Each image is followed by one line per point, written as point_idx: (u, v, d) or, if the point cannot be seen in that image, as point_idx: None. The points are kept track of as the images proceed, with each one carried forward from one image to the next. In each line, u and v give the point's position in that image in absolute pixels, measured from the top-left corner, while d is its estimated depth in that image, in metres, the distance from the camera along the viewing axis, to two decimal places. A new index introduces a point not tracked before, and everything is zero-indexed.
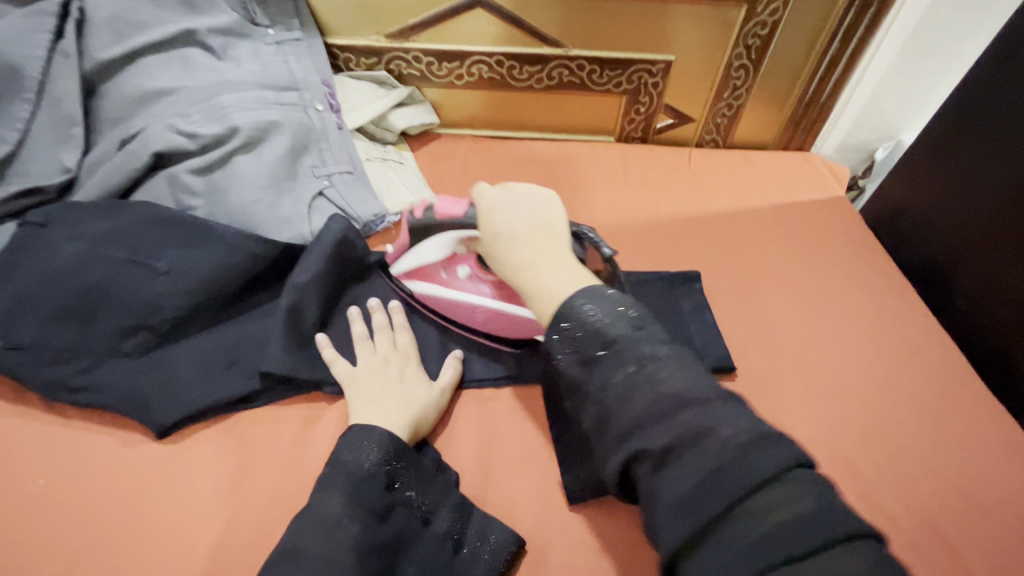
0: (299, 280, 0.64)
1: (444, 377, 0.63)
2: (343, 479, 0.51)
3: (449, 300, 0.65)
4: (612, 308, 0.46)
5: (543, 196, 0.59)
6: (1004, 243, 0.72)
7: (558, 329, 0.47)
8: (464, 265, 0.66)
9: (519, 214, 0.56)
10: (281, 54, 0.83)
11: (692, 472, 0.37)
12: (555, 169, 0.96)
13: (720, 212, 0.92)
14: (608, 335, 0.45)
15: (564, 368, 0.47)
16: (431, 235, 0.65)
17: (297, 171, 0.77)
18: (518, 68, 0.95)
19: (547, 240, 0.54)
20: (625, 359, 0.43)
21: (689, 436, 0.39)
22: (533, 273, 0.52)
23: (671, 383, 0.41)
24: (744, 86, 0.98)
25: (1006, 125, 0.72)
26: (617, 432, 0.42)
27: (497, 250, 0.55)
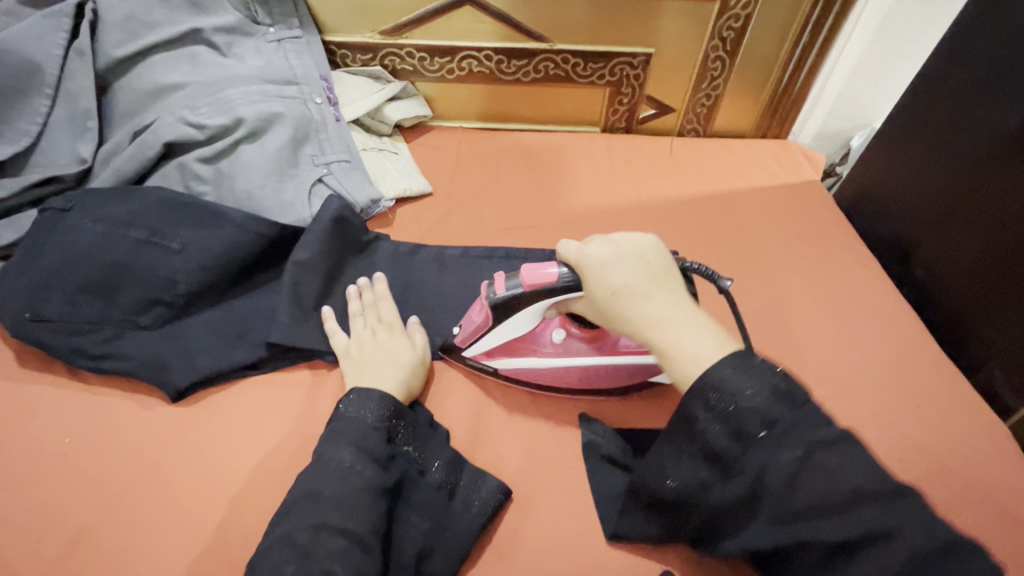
0: (301, 257, 0.70)
1: (422, 341, 0.67)
2: (348, 431, 0.56)
3: (559, 368, 0.65)
4: (771, 384, 0.45)
5: (649, 244, 0.57)
6: (962, 216, 0.76)
7: (706, 401, 0.46)
8: (554, 329, 0.66)
9: (633, 266, 0.54)
10: (282, 50, 0.88)
11: (877, 573, 0.41)
12: (544, 157, 1.01)
13: (700, 196, 0.97)
14: (769, 416, 0.44)
15: (714, 443, 0.46)
16: (522, 311, 0.61)
17: (298, 159, 0.82)
18: (506, 62, 1.00)
19: (671, 295, 0.52)
20: (790, 443, 0.43)
21: (871, 536, 0.41)
22: (668, 333, 0.50)
23: (840, 472, 0.43)
24: (721, 77, 1.03)
25: (962, 105, 0.77)
26: (781, 512, 0.44)
27: (618, 308, 0.53)
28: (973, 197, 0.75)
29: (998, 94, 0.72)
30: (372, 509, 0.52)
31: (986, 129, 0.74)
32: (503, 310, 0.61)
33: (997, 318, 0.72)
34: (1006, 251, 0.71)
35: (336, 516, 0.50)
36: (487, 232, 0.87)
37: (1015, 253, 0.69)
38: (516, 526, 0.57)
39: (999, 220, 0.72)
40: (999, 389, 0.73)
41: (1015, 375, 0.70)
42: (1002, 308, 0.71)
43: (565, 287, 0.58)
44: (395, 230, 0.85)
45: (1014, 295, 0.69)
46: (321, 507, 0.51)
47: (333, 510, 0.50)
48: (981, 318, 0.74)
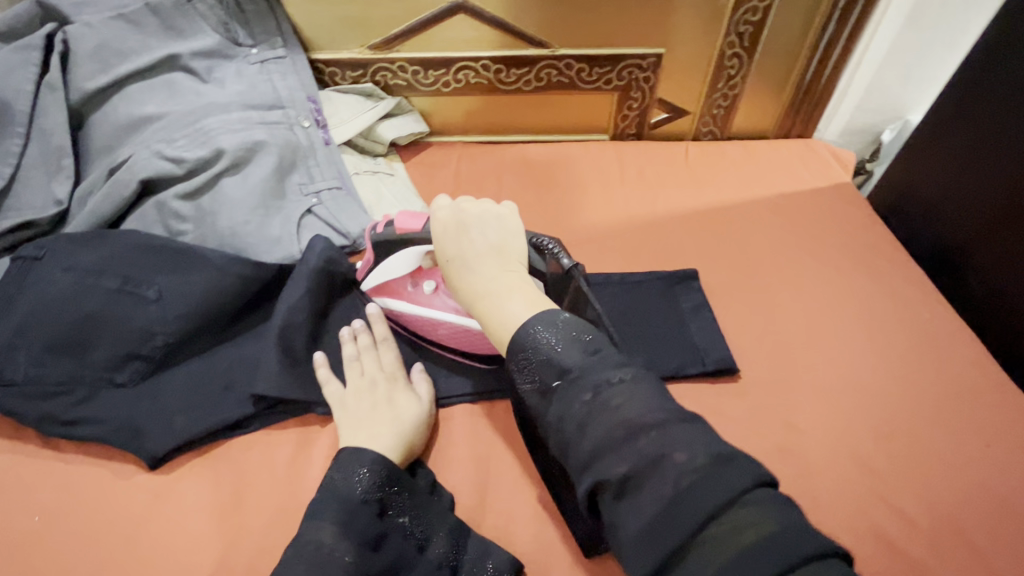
0: (289, 302, 0.64)
1: (424, 390, 0.62)
2: (334, 507, 0.50)
3: (418, 318, 0.64)
4: (566, 337, 0.48)
5: (497, 215, 0.58)
6: (1023, 225, 0.68)
7: (517, 361, 0.49)
8: (429, 280, 0.64)
9: (472, 236, 0.56)
10: (265, 72, 0.83)
11: (658, 499, 0.38)
12: (549, 171, 0.94)
13: (720, 206, 0.89)
14: (560, 365, 0.47)
15: (529, 400, 0.49)
16: (392, 251, 0.64)
17: (285, 190, 0.77)
18: (505, 71, 0.93)
19: (503, 264, 0.55)
20: (580, 387, 0.45)
21: (646, 465, 0.39)
22: (489, 302, 0.52)
23: (622, 406, 0.42)
24: (738, 75, 0.95)
25: (1018, 101, 0.68)
26: (580, 459, 0.43)
27: (451, 276, 0.56)
28: None
29: None
30: None
31: None
32: (382, 248, 0.64)
33: None
34: None
35: None
36: None
37: None
38: None
39: None
40: None
41: None
42: None
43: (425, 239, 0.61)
44: None
45: None
46: None
47: None
48: None
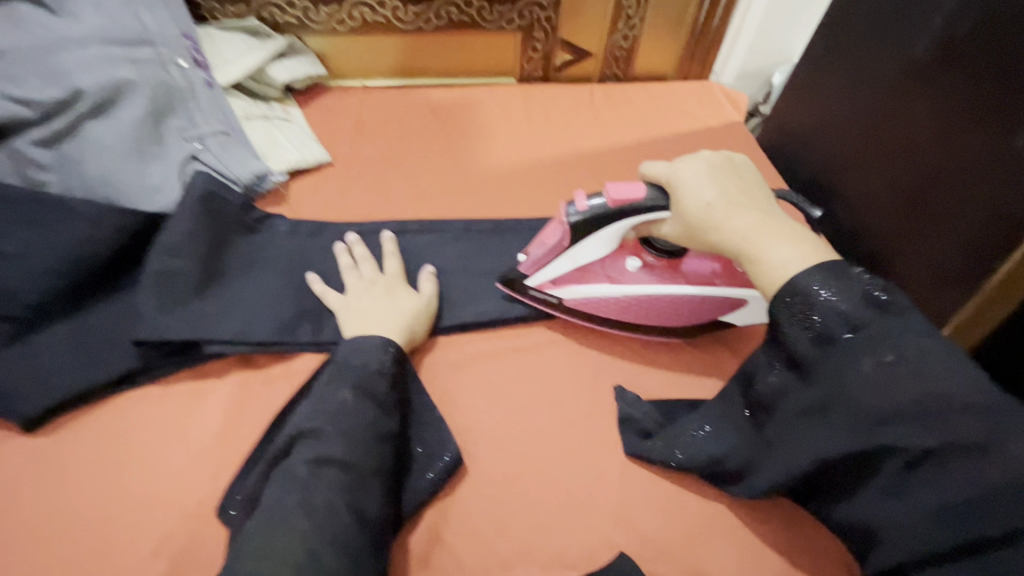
0: (170, 244, 0.61)
1: (426, 285, 0.65)
2: (352, 376, 0.54)
3: (626, 296, 0.63)
4: (860, 290, 0.43)
5: (727, 168, 0.57)
6: (876, 151, 0.74)
7: (790, 304, 0.45)
8: (627, 258, 0.64)
9: (714, 185, 0.55)
10: (128, 3, 0.74)
11: (955, 486, 0.38)
12: (455, 115, 0.93)
13: (623, 146, 0.92)
14: (848, 312, 0.43)
15: (794, 346, 0.45)
16: (596, 232, 0.60)
17: (162, 135, 0.71)
18: (403, 9, 0.90)
19: (760, 211, 0.52)
20: (875, 347, 0.41)
21: (960, 446, 0.38)
22: (759, 245, 0.49)
23: (929, 376, 0.40)
24: (637, 16, 0.97)
25: (870, 34, 0.74)
26: (861, 417, 0.42)
27: (711, 221, 0.53)
28: (887, 129, 0.73)
29: (905, 18, 0.69)
30: (373, 448, 0.50)
31: (890, 57, 0.72)
32: (579, 229, 0.59)
33: (914, 251, 0.71)
34: (921, 182, 0.69)
35: (341, 448, 0.49)
36: (397, 202, 0.79)
37: (931, 182, 0.68)
38: (438, 522, 0.54)
39: (912, 151, 0.70)
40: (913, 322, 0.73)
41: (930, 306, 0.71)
42: (919, 240, 0.70)
43: (643, 208, 0.57)
44: (290, 206, 0.76)
45: (934, 226, 0.68)
46: (326, 441, 0.49)
47: (338, 442, 0.49)
48: (899, 253, 0.73)
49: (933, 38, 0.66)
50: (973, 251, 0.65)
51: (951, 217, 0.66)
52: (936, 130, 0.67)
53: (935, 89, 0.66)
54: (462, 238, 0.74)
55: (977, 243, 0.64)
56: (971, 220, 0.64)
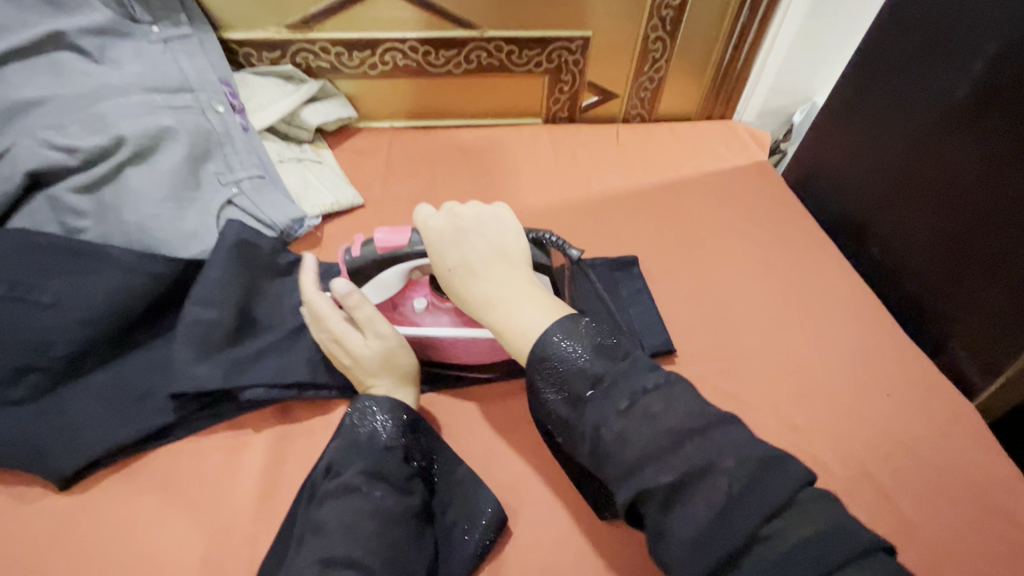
0: (205, 293, 0.60)
1: (359, 313, 0.56)
2: (361, 457, 0.51)
3: (403, 335, 0.62)
4: (593, 341, 0.46)
5: (492, 215, 0.55)
6: (917, 194, 0.73)
7: (546, 373, 0.46)
8: (418, 298, 0.62)
9: (472, 239, 0.52)
10: (168, 52, 0.76)
11: (700, 513, 0.37)
12: (483, 156, 0.93)
13: (651, 186, 0.92)
14: (590, 373, 0.45)
15: (556, 411, 0.46)
16: (371, 278, 0.59)
17: (200, 180, 0.71)
18: (434, 54, 0.90)
19: (506, 266, 0.51)
20: (614, 395, 0.43)
21: (698, 472, 0.38)
22: (499, 311, 0.49)
23: (660, 414, 0.41)
24: (663, 59, 0.97)
25: (906, 79, 0.74)
26: (621, 469, 0.41)
27: (454, 284, 0.52)
28: (926, 171, 0.72)
29: (941, 65, 0.69)
30: (387, 537, 0.47)
31: (931, 101, 0.71)
32: (358, 274, 0.59)
33: (960, 297, 0.69)
34: (964, 226, 0.67)
35: (343, 546, 0.45)
36: None
37: (976, 226, 0.66)
38: None
39: (953, 195, 0.68)
40: (962, 367, 0.70)
41: (978, 353, 0.68)
42: (965, 285, 0.68)
43: (414, 255, 0.56)
44: (323, 250, 0.75)
45: (981, 270, 0.66)
46: (328, 539, 0.46)
47: (340, 540, 0.46)
48: (943, 298, 0.71)
49: (971, 84, 0.66)
50: None
51: (999, 262, 0.64)
52: (979, 174, 0.65)
53: (982, 133, 0.65)
54: None
55: None
56: (1018, 266, 0.62)
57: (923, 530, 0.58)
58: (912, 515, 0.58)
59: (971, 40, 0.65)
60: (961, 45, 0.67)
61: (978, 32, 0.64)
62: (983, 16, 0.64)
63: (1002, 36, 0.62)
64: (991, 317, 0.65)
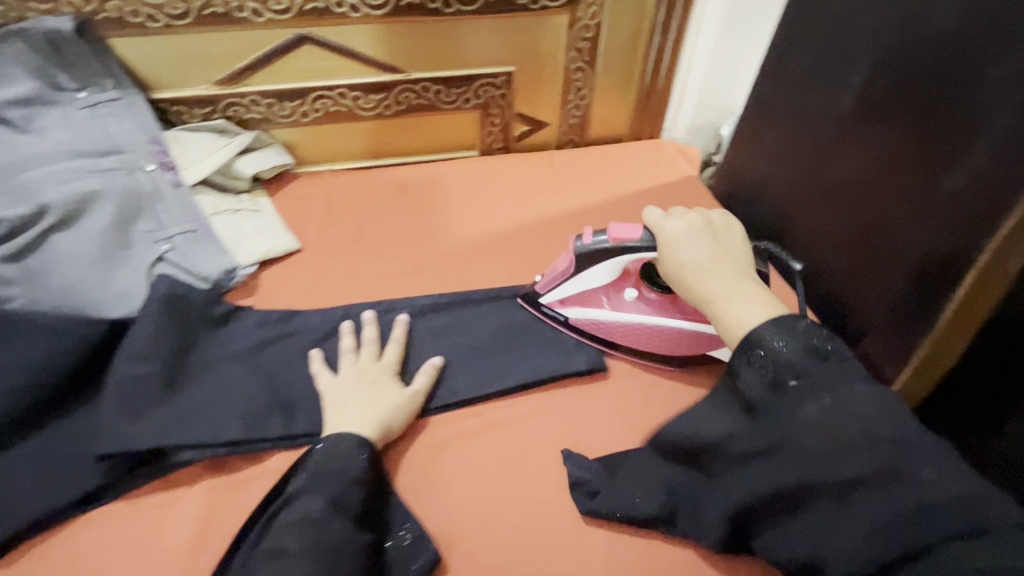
0: (133, 349, 0.60)
1: (418, 383, 0.66)
2: (330, 486, 0.53)
3: (617, 322, 0.71)
4: (806, 341, 0.47)
5: (722, 224, 0.63)
6: (821, 197, 0.76)
7: (754, 354, 0.49)
8: (629, 288, 0.72)
9: (700, 242, 0.60)
10: (96, 116, 0.78)
11: (881, 511, 0.40)
12: (421, 192, 0.96)
13: (585, 208, 0.96)
14: (796, 363, 0.46)
15: (749, 391, 0.49)
16: (597, 264, 0.69)
17: (130, 239, 0.73)
18: (363, 98, 0.93)
19: (735, 270, 0.57)
20: (818, 392, 0.45)
21: (882, 473, 0.41)
22: (728, 302, 0.54)
23: (861, 416, 0.42)
24: (585, 87, 1.02)
25: (802, 90, 0.77)
26: (795, 455, 0.44)
27: (683, 279, 0.59)
28: (827, 176, 0.75)
29: (831, 75, 0.72)
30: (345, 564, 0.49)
31: (824, 110, 0.74)
32: (587, 260, 0.69)
33: (865, 292, 0.71)
34: (862, 226, 0.70)
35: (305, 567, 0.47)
36: (367, 282, 0.81)
37: (871, 227, 0.68)
38: None
39: (851, 197, 0.71)
40: (873, 361, 0.72)
41: (884, 346, 0.70)
42: (868, 281, 0.70)
43: (640, 247, 0.65)
44: (259, 297, 0.76)
45: (879, 267, 0.68)
46: (289, 562, 0.47)
47: (301, 561, 0.47)
48: (851, 294, 0.73)
49: (856, 93, 0.69)
50: (920, 291, 0.63)
51: (892, 260, 0.66)
52: (871, 176, 0.68)
53: (867, 137, 0.68)
54: (432, 313, 0.75)
55: (923, 282, 0.63)
56: (909, 263, 0.64)
57: None
58: None
59: (853, 52, 0.68)
60: (845, 56, 0.70)
61: (857, 45, 0.67)
62: (858, 30, 0.67)
63: (877, 48, 0.65)
64: (892, 311, 0.68)
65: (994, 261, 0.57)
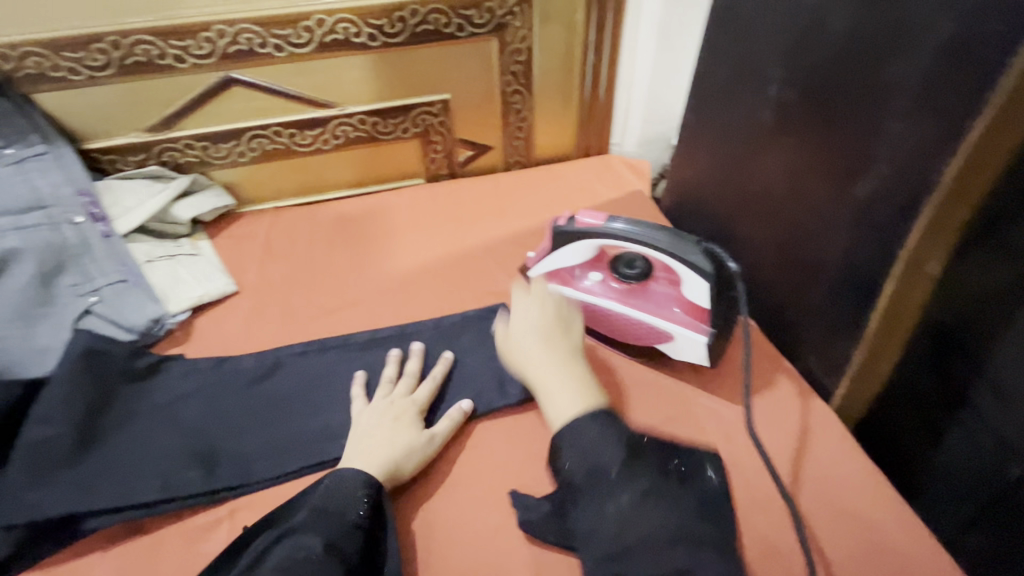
0: (47, 409, 0.59)
1: (440, 427, 0.63)
2: (328, 529, 0.51)
3: (575, 301, 0.71)
4: (609, 438, 0.54)
5: (556, 305, 0.67)
6: (749, 209, 0.75)
7: (565, 445, 0.55)
8: (594, 273, 0.72)
9: (540, 318, 0.65)
10: (20, 172, 0.76)
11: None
12: (362, 224, 0.95)
13: (530, 230, 0.94)
14: (618, 456, 0.52)
15: (570, 476, 0.53)
16: (572, 243, 0.71)
17: (54, 294, 0.72)
18: (299, 134, 0.93)
19: (562, 358, 0.62)
20: (625, 486, 0.50)
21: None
22: (545, 383, 0.60)
23: (660, 514, 0.48)
24: (525, 109, 1.02)
25: (721, 102, 0.77)
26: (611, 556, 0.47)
27: (514, 359, 0.64)
28: (752, 187, 0.74)
29: (744, 88, 0.72)
30: None
31: (745, 122, 0.73)
32: (562, 239, 0.71)
33: (801, 303, 0.69)
34: (789, 236, 0.69)
35: None
36: (303, 322, 0.79)
37: (798, 237, 0.67)
38: None
39: (775, 207, 0.70)
40: (814, 372, 0.70)
41: (822, 357, 0.68)
42: (801, 292, 0.69)
43: (601, 233, 0.67)
44: (191, 345, 0.75)
45: (810, 277, 0.67)
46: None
47: None
48: (788, 304, 0.72)
49: (769, 104, 0.68)
50: (847, 299, 0.62)
51: (819, 270, 0.65)
52: (790, 186, 0.67)
53: (783, 148, 0.67)
54: (367, 349, 0.74)
55: (847, 291, 0.62)
56: (834, 273, 0.63)
57: (787, 548, 0.55)
58: (777, 533, 0.56)
59: (762, 64, 0.68)
60: (756, 70, 0.69)
61: (764, 58, 0.67)
62: (763, 44, 0.67)
63: (781, 60, 0.65)
64: (825, 321, 0.66)
65: (914, 265, 0.55)
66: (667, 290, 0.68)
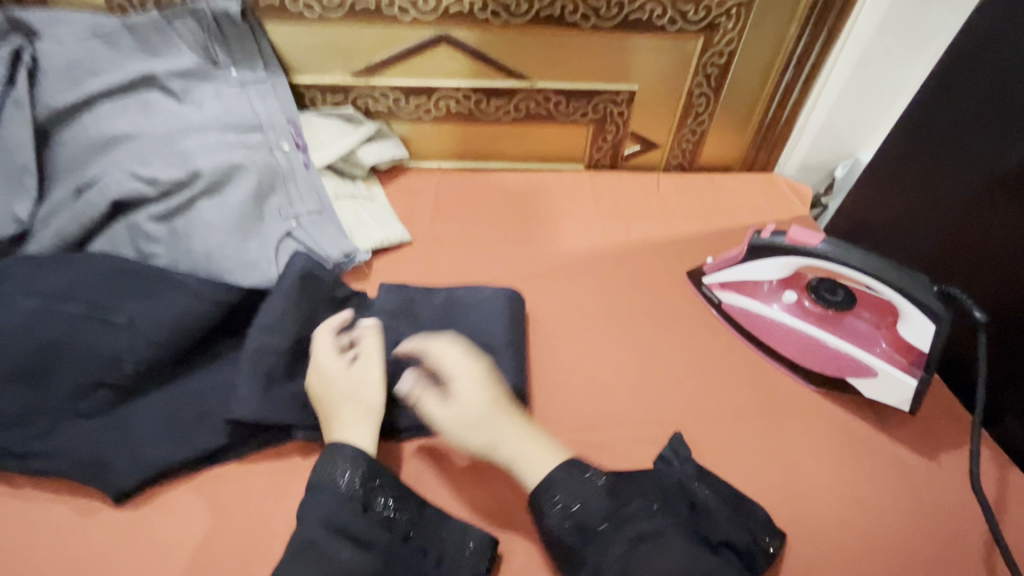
0: (267, 319, 0.63)
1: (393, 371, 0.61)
2: (319, 506, 0.51)
3: (761, 315, 0.74)
4: (585, 494, 0.51)
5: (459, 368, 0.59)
6: (960, 258, 0.72)
7: (550, 497, 0.52)
8: (789, 291, 0.74)
9: (470, 381, 0.58)
10: (245, 93, 0.81)
11: None
12: (525, 199, 0.96)
13: (692, 236, 0.93)
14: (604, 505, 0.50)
15: (558, 531, 0.51)
16: (772, 258, 0.71)
17: (263, 213, 0.76)
18: (485, 102, 0.95)
19: (498, 421, 0.56)
20: (616, 539, 0.48)
21: None
22: (507, 445, 0.55)
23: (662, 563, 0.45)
24: (705, 113, 1.00)
25: (949, 142, 0.73)
26: None
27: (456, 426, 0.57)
28: (970, 236, 0.70)
29: (989, 133, 0.68)
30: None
31: (978, 170, 0.69)
32: (761, 251, 0.71)
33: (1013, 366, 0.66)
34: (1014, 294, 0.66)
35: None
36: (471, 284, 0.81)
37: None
38: None
39: (1000, 261, 0.67)
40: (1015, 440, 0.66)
41: None
42: (1014, 354, 0.66)
43: (819, 253, 0.66)
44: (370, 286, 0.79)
45: None
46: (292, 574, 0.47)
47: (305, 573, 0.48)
48: (994, 364, 0.68)
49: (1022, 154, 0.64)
50: None
51: None
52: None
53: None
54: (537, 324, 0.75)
55: None
56: None
57: None
58: None
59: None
60: (1014, 116, 0.65)
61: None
62: None
63: None
64: None
65: None
66: (867, 326, 0.70)
